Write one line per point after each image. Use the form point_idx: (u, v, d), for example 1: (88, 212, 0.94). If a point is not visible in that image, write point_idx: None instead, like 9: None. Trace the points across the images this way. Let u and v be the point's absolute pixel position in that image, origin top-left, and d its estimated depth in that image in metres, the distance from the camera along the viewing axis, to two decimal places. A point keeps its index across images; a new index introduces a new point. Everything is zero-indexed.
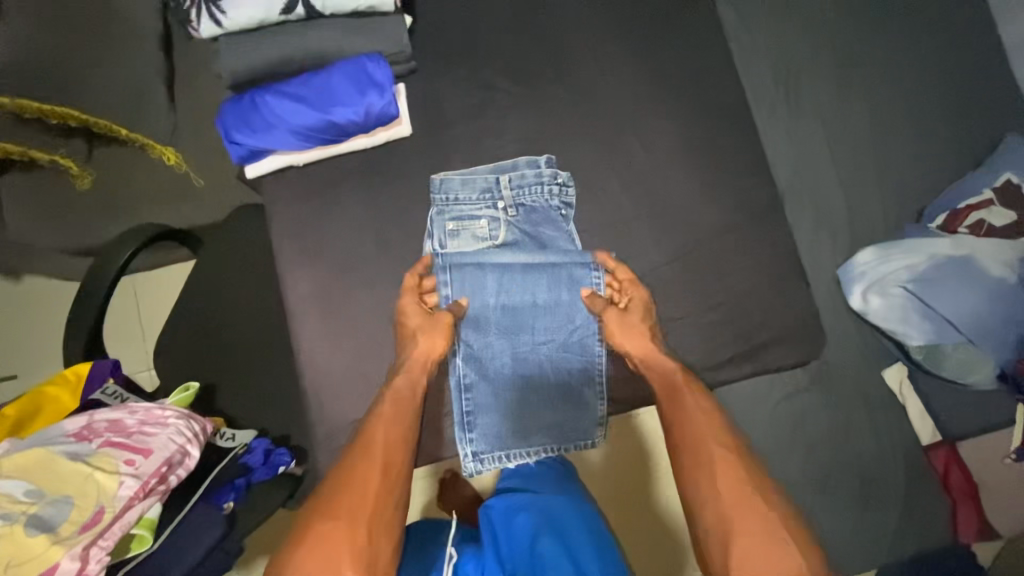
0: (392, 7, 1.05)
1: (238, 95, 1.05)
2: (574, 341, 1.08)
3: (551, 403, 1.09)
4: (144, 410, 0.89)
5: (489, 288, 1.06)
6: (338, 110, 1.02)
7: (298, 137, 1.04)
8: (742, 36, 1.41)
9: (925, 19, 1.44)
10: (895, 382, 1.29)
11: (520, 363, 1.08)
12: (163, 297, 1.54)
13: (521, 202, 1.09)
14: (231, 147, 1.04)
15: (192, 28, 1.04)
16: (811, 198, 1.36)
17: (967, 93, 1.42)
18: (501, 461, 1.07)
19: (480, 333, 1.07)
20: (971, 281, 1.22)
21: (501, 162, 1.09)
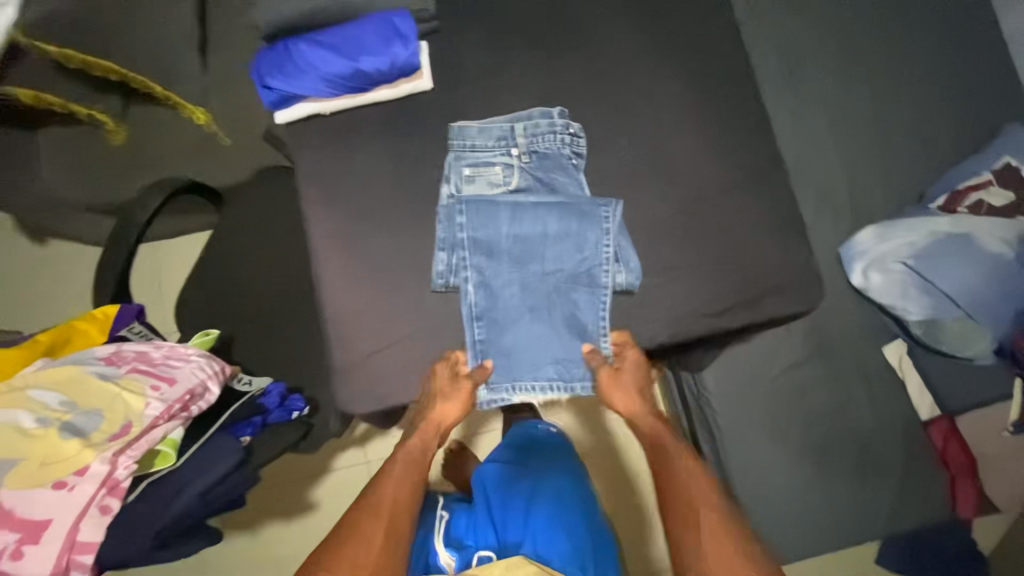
0: None
1: (272, 43, 1.06)
2: (583, 273, 1.07)
3: (563, 335, 1.08)
4: (168, 346, 0.94)
5: (501, 218, 1.06)
6: (366, 59, 1.03)
7: (327, 83, 1.04)
8: (748, 22, 1.47)
9: (927, 8, 1.49)
10: (894, 357, 1.32)
11: (531, 292, 1.07)
12: (181, 264, 1.60)
13: (534, 147, 1.10)
14: (263, 93, 1.05)
15: None
16: (813, 177, 1.41)
17: (967, 80, 1.47)
18: (509, 391, 1.08)
19: (492, 262, 1.06)
20: (970, 257, 1.24)
21: (516, 114, 1.12)
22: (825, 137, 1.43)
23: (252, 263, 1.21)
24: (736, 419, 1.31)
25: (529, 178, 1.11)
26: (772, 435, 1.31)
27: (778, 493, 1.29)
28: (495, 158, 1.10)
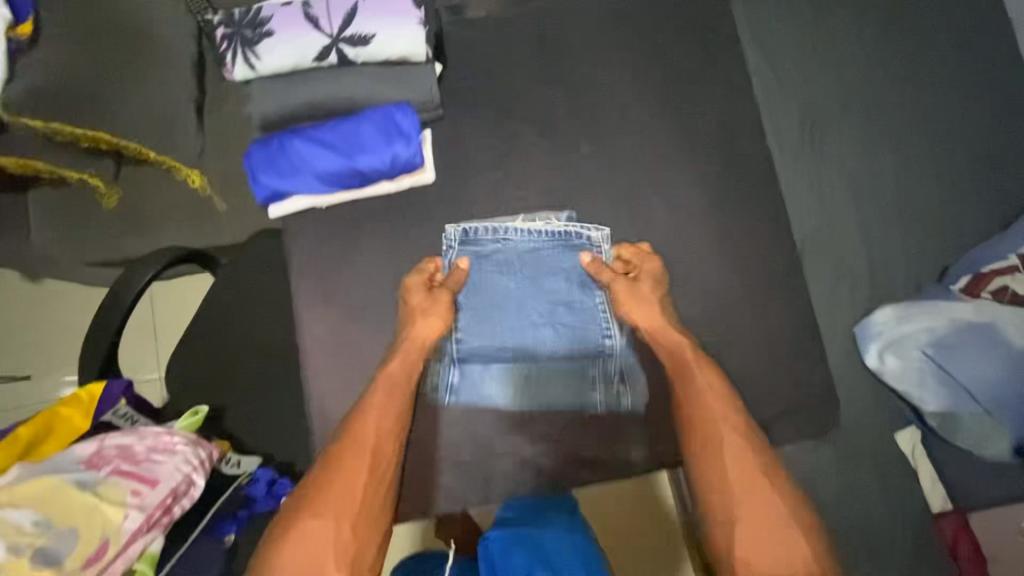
0: (423, 59, 1.13)
1: (266, 137, 1.14)
2: (582, 340, 1.18)
3: (556, 381, 1.18)
4: (153, 436, 0.92)
5: (498, 307, 1.18)
6: (363, 159, 1.13)
7: (319, 180, 1.15)
8: (771, 81, 1.40)
9: (961, 69, 1.40)
10: (907, 446, 1.29)
11: (522, 352, 1.17)
12: (179, 311, 1.55)
13: (558, 261, 1.20)
14: (256, 187, 1.13)
15: (226, 70, 1.12)
16: (832, 250, 1.34)
17: (998, 148, 1.39)
18: (492, 391, 1.17)
19: (484, 329, 1.17)
20: (995, 352, 1.18)
21: (555, 228, 1.20)
22: (846, 206, 1.35)
23: (241, 329, 1.15)
24: None
25: (553, 282, 1.20)
26: None
27: None
28: (513, 261, 1.19)
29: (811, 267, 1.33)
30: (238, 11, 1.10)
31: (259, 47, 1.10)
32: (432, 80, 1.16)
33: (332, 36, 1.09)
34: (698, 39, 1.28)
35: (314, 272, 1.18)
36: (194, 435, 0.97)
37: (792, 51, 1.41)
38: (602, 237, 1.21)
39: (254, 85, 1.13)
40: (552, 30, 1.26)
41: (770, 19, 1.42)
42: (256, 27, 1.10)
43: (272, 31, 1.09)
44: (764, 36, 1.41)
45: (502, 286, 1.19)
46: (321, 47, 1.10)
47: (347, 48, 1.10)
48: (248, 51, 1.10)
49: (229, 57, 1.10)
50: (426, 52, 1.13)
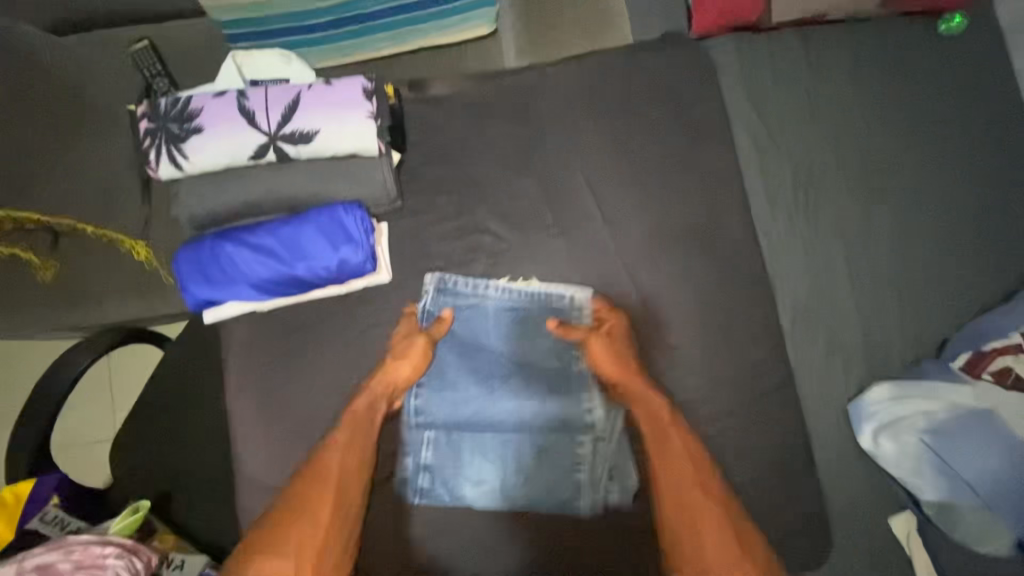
0: (376, 153, 1.03)
1: (200, 240, 1.03)
2: (560, 425, 1.10)
3: (528, 467, 1.09)
4: (81, 549, 0.84)
5: (470, 387, 1.11)
6: (302, 267, 1.01)
7: (256, 289, 1.03)
8: (763, 138, 1.33)
9: (958, 130, 1.35)
10: (902, 533, 1.19)
11: (496, 434, 1.10)
12: (122, 386, 1.45)
13: (536, 332, 1.13)
14: (186, 296, 1.03)
15: (149, 167, 1.02)
16: (824, 321, 1.27)
17: (999, 212, 1.33)
18: (458, 474, 1.09)
19: (456, 400, 1.10)
20: (995, 440, 1.11)
21: (533, 289, 1.13)
22: (839, 274, 1.29)
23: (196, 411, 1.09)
24: None
25: (533, 356, 1.12)
26: None
27: None
28: (488, 332, 1.12)
29: (801, 339, 1.27)
30: (163, 103, 1.00)
31: (186, 144, 0.99)
32: (387, 175, 1.05)
33: (269, 133, 1.00)
34: (686, 99, 1.20)
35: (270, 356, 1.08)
36: (130, 541, 0.89)
37: (786, 108, 1.33)
38: (582, 298, 1.13)
39: (181, 183, 1.03)
40: (531, 89, 1.19)
41: (763, 73, 1.34)
42: (183, 122, 1.00)
43: (201, 127, 0.99)
44: (757, 91, 1.34)
45: (472, 352, 1.11)
46: (257, 145, 1.00)
47: (287, 145, 1.01)
48: (174, 149, 1.00)
49: (152, 153, 1.00)
50: (378, 145, 1.03)
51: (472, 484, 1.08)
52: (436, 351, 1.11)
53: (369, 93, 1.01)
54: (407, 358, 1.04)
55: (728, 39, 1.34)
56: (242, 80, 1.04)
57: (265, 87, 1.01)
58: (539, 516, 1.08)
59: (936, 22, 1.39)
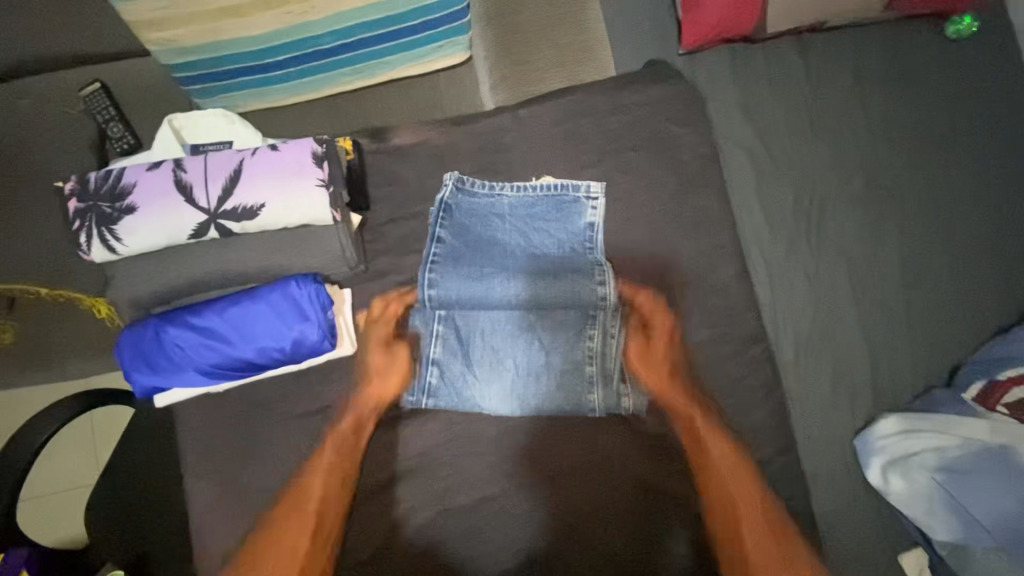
0: (330, 221, 0.96)
1: (141, 321, 0.95)
2: (572, 261, 1.03)
3: (533, 323, 1.01)
4: None
5: (485, 270, 1.02)
6: (252, 349, 0.94)
7: (207, 374, 0.95)
8: (760, 158, 1.26)
9: (967, 141, 1.28)
10: (913, 571, 1.14)
11: (508, 263, 1.03)
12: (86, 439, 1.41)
13: (549, 222, 1.06)
14: (132, 383, 0.95)
15: (80, 252, 0.93)
16: (828, 351, 1.21)
17: (1012, 229, 1.25)
18: (463, 298, 1.01)
19: (470, 247, 1.04)
20: (1011, 480, 1.04)
21: (548, 181, 1.07)
22: (842, 300, 1.22)
23: (162, 474, 1.02)
24: None
25: (544, 246, 1.04)
26: None
27: None
28: (500, 233, 1.05)
29: (805, 371, 1.21)
30: (91, 179, 0.91)
31: (119, 226, 0.91)
32: (342, 241, 0.98)
33: (210, 210, 0.92)
34: (679, 122, 1.13)
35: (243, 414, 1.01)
36: None
37: (785, 123, 1.26)
38: (597, 190, 1.08)
39: (117, 265, 0.95)
40: (513, 119, 1.12)
41: (761, 86, 1.26)
42: (115, 201, 0.92)
43: (134, 206, 0.91)
44: (755, 105, 1.26)
45: (483, 257, 1.03)
46: (198, 224, 0.92)
47: (230, 222, 0.93)
48: (106, 232, 0.91)
49: (81, 237, 0.91)
50: (333, 213, 0.96)
51: (474, 324, 1.01)
52: (444, 248, 1.03)
53: (320, 158, 0.94)
54: (377, 344, 1.02)
55: (723, 52, 1.26)
56: (182, 147, 0.97)
57: (205, 156, 0.94)
58: (546, 451, 1.00)
59: (945, 25, 1.30)
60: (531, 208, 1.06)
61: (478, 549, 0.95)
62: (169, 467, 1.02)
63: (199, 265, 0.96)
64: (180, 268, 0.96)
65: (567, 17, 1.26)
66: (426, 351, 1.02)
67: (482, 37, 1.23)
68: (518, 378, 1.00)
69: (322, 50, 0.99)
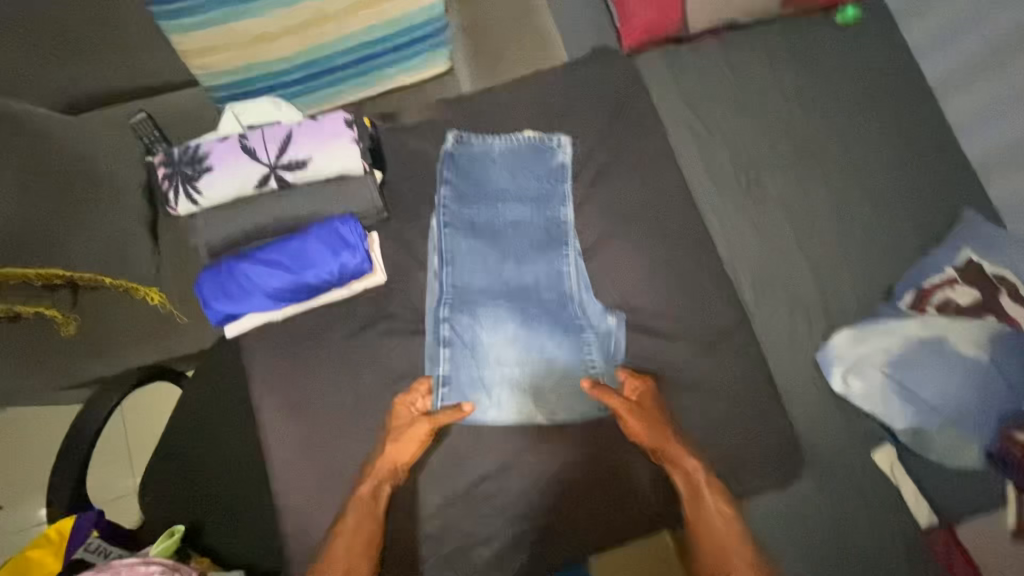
0: (362, 171, 1.13)
1: (215, 263, 1.08)
2: (548, 199, 1.23)
3: (520, 251, 1.19)
4: (127, 569, 0.93)
5: (485, 204, 1.21)
6: (311, 273, 1.08)
7: (272, 299, 1.09)
8: (701, 132, 1.50)
9: (868, 102, 1.54)
10: (885, 465, 1.29)
11: (500, 200, 1.22)
12: (124, 448, 1.52)
13: (531, 163, 1.24)
14: (209, 313, 1.09)
15: (169, 207, 1.11)
16: (781, 283, 1.41)
17: (917, 169, 1.50)
18: (465, 228, 1.19)
19: (469, 187, 1.22)
20: (948, 362, 1.22)
21: (529, 133, 1.25)
22: (786, 240, 1.43)
23: (213, 441, 1.15)
24: None
25: (529, 182, 1.23)
26: (780, 565, 1.23)
27: None
28: (495, 174, 1.23)
29: (765, 302, 1.40)
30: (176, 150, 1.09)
31: (200, 182, 1.08)
32: (374, 189, 1.15)
33: (270, 163, 1.09)
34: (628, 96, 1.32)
35: (282, 375, 1.15)
36: (169, 561, 0.98)
37: (716, 103, 1.51)
38: (565, 141, 1.25)
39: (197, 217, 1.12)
40: None
41: (692, 76, 1.52)
42: (195, 164, 1.08)
43: (212, 166, 1.08)
44: (689, 91, 1.52)
45: (481, 196, 1.22)
46: (261, 175, 1.09)
47: (287, 173, 1.10)
48: (189, 187, 1.08)
49: (171, 194, 1.09)
50: (364, 164, 1.13)
51: (473, 250, 1.19)
52: (451, 190, 1.21)
53: (351, 123, 1.12)
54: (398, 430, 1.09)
55: (658, 51, 1.53)
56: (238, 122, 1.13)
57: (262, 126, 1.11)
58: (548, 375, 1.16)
59: (835, 15, 1.59)
60: (516, 155, 1.25)
61: None
62: (219, 433, 1.16)
63: (243, 227, 1.12)
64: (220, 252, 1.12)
65: (527, 21, 1.51)
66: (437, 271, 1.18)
67: (458, 52, 1.46)
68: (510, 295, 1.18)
69: (333, 65, 1.21)
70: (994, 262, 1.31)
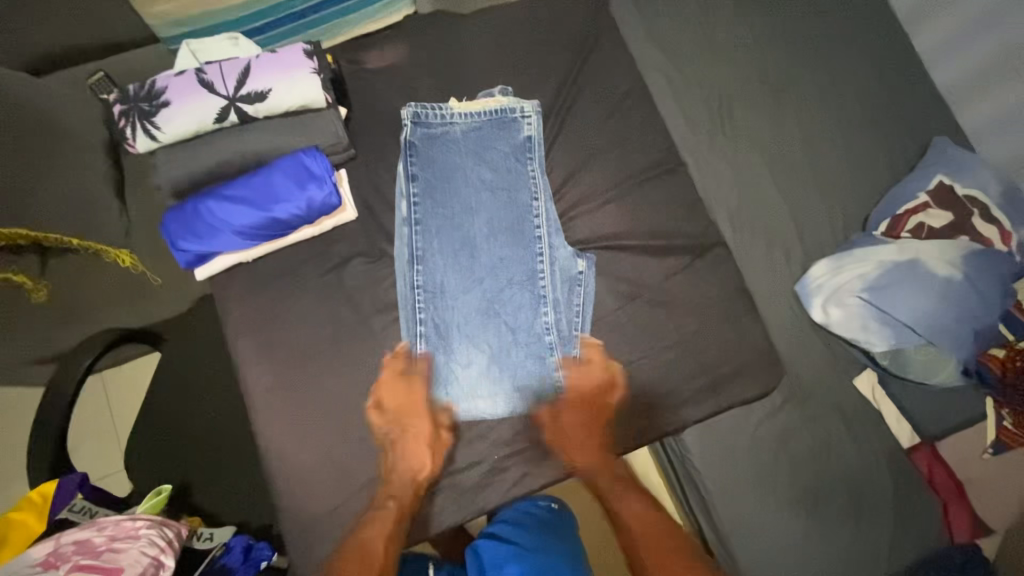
0: (324, 104, 1.09)
1: (180, 202, 1.06)
2: (516, 183, 1.12)
3: (493, 248, 1.10)
4: (114, 525, 0.92)
5: (454, 194, 1.11)
6: (279, 207, 1.04)
7: (242, 237, 1.05)
8: (673, 73, 1.50)
9: (838, 36, 1.54)
10: (867, 389, 1.30)
11: (468, 189, 1.11)
12: (107, 415, 1.50)
13: (496, 143, 1.13)
14: (177, 254, 1.05)
15: (127, 144, 1.07)
16: (759, 218, 1.41)
17: (888, 100, 1.51)
18: (432, 228, 1.10)
19: (432, 176, 1.11)
20: (921, 285, 1.24)
21: (491, 106, 1.14)
22: (762, 175, 1.44)
23: (199, 399, 1.16)
24: (721, 477, 1.25)
25: (497, 166, 1.12)
26: (767, 489, 1.25)
27: (773, 544, 1.23)
28: (459, 158, 1.12)
29: (743, 237, 1.40)
30: (131, 87, 1.05)
31: (157, 117, 1.04)
32: (338, 122, 1.11)
33: (229, 95, 1.06)
34: (599, 20, 1.26)
35: (249, 329, 1.08)
36: (156, 518, 0.97)
37: (687, 42, 1.50)
38: (531, 108, 1.15)
39: (158, 155, 1.08)
40: None
41: (661, 18, 1.52)
42: (151, 100, 1.05)
43: (169, 101, 1.04)
44: (659, 32, 1.51)
45: (447, 185, 1.11)
46: (219, 108, 1.06)
47: (246, 105, 1.06)
48: (147, 124, 1.04)
49: (127, 131, 1.05)
50: (326, 96, 1.09)
51: (443, 252, 1.10)
52: (416, 180, 1.11)
53: (309, 54, 1.07)
54: (414, 437, 1.05)
55: None
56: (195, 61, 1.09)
57: (219, 61, 1.08)
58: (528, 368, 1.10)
59: None
60: (479, 136, 1.13)
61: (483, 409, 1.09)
62: (204, 390, 1.16)
63: (208, 176, 1.08)
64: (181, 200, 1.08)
65: None
66: (406, 277, 1.09)
67: None
68: (484, 300, 1.09)
69: (292, 13, 1.17)
70: (964, 185, 1.35)
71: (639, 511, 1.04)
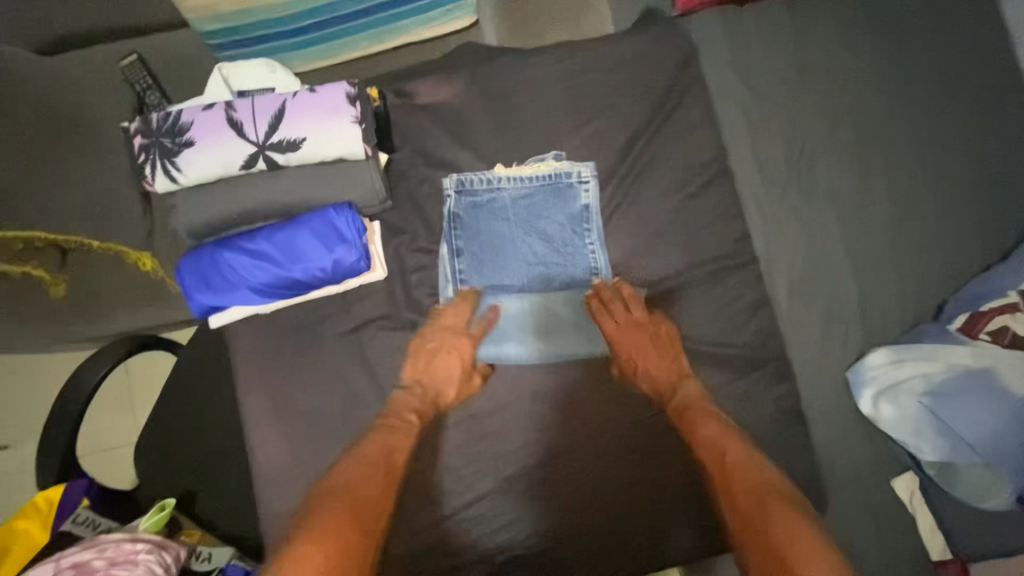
0: (363, 155, 1.01)
1: (199, 246, 1.02)
2: (572, 253, 1.08)
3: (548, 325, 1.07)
4: (113, 548, 0.89)
5: (503, 268, 1.08)
6: (302, 268, 0.99)
7: (259, 292, 1.01)
8: (754, 110, 1.33)
9: (952, 88, 1.34)
10: (905, 493, 1.21)
11: (523, 259, 1.08)
12: (123, 395, 1.47)
13: (550, 212, 1.08)
14: (191, 302, 1.01)
15: (146, 182, 1.01)
16: (824, 288, 1.27)
17: (994, 173, 1.32)
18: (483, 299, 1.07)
19: (482, 244, 1.07)
20: (993, 402, 1.12)
21: (544, 170, 1.08)
22: (835, 239, 1.29)
23: (209, 412, 1.12)
24: None
25: (551, 237, 1.08)
26: None
27: None
28: (508, 229, 1.08)
29: (802, 309, 1.27)
30: (154, 119, 0.99)
31: (179, 157, 0.98)
32: (376, 175, 1.03)
33: (259, 142, 0.98)
34: (682, 67, 1.15)
35: (269, 357, 1.06)
36: (156, 538, 0.94)
37: (777, 76, 1.34)
38: (588, 174, 1.09)
39: (177, 196, 1.02)
40: None
41: (752, 46, 1.35)
42: (175, 136, 0.98)
43: (192, 140, 0.98)
44: (747, 62, 1.35)
45: (497, 255, 1.07)
46: (248, 155, 0.98)
47: (277, 154, 0.99)
48: (168, 163, 0.99)
49: (147, 169, 0.99)
50: (366, 148, 1.01)
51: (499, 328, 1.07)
52: (465, 248, 1.07)
53: (353, 98, 0.99)
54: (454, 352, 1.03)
55: (714, 17, 1.36)
56: (229, 92, 1.03)
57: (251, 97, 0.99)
58: (547, 443, 1.05)
59: None
60: (534, 201, 1.08)
61: (492, 456, 1.05)
62: (212, 402, 1.12)
63: (234, 202, 1.01)
64: (207, 207, 1.01)
65: None
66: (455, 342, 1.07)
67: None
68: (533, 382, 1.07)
69: (345, 14, 1.06)
70: None
71: (717, 429, 0.92)
